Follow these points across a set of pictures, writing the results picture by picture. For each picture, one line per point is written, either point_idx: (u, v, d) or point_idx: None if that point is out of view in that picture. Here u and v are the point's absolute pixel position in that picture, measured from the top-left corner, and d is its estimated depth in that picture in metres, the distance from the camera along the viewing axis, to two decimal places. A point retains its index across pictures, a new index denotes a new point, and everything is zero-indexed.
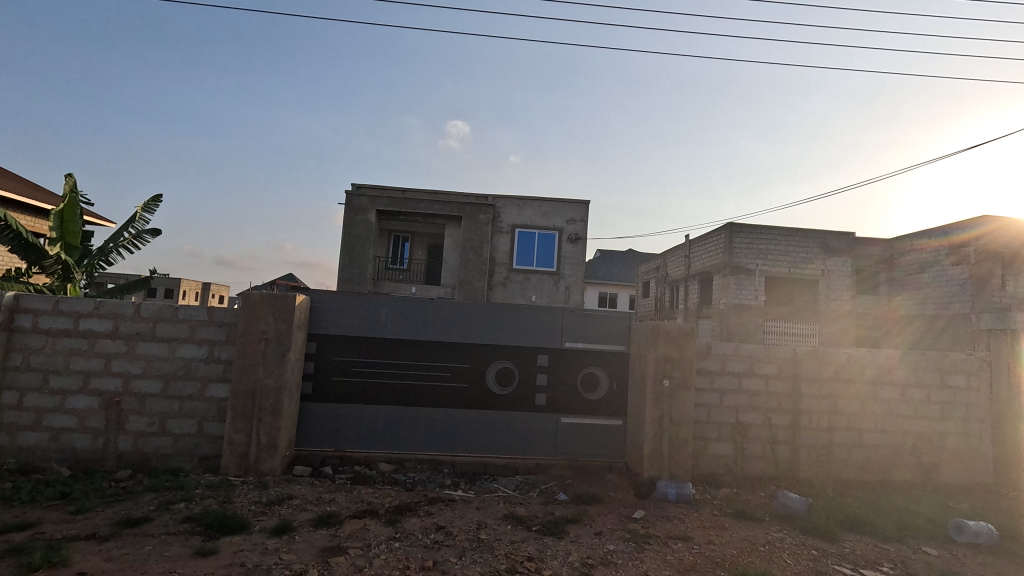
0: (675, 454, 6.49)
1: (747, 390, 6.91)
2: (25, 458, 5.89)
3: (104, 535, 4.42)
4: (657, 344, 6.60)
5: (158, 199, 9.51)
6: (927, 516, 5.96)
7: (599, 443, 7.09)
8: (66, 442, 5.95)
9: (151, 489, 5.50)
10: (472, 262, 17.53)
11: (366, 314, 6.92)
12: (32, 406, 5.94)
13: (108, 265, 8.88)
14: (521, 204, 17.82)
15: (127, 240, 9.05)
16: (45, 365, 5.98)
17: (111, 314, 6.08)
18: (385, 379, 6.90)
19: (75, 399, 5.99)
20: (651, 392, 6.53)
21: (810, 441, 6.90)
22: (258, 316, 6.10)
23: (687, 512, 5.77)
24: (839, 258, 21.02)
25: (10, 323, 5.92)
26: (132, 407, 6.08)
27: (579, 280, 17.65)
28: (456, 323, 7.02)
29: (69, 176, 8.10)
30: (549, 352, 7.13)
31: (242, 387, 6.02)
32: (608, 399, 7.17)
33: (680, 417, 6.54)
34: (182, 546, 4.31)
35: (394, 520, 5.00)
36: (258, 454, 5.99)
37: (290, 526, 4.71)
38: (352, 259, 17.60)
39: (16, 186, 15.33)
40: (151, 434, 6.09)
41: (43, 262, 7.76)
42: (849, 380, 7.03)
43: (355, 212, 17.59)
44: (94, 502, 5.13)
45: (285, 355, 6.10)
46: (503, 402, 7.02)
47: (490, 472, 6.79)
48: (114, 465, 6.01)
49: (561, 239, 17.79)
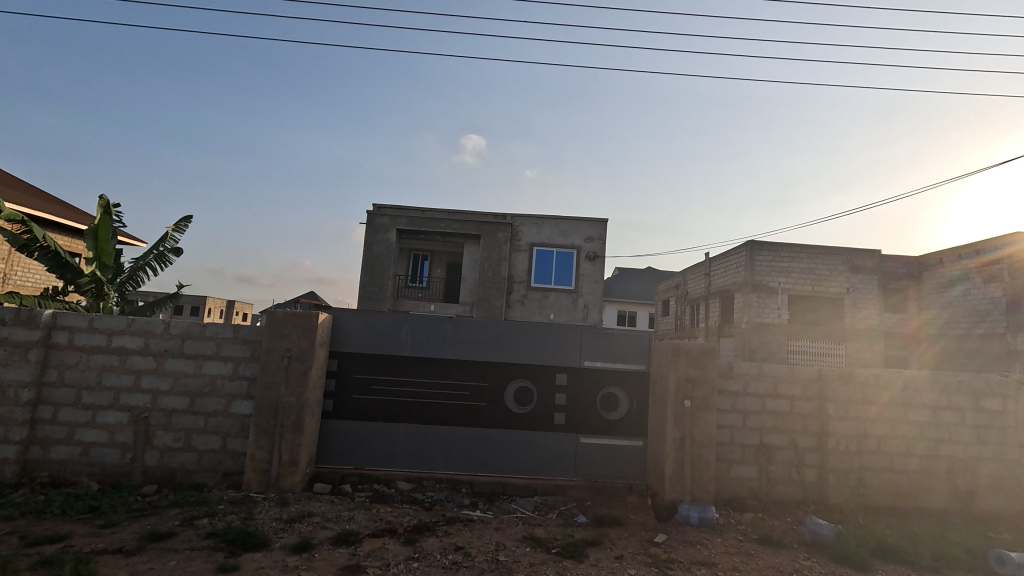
0: (697, 477, 6.36)
1: (770, 411, 6.76)
2: (57, 472, 6.07)
3: (131, 549, 4.51)
4: (678, 363, 6.51)
5: (187, 218, 9.84)
6: (966, 546, 5.69)
7: (619, 464, 6.98)
8: (96, 457, 6.11)
9: (176, 504, 5.60)
10: (490, 279, 17.66)
11: (386, 333, 7.01)
12: (65, 420, 6.13)
13: (138, 285, 9.22)
14: (540, 222, 17.92)
15: (153, 259, 9.38)
16: (78, 381, 6.17)
17: (142, 332, 6.28)
18: (403, 397, 6.95)
19: (105, 414, 6.17)
20: (672, 411, 6.43)
21: (838, 464, 6.70)
22: (281, 334, 6.23)
23: (710, 537, 5.62)
24: (864, 276, 20.57)
25: (47, 339, 6.14)
26: (159, 423, 6.23)
27: (598, 298, 17.56)
28: (474, 341, 7.06)
29: (105, 197, 8.36)
30: (568, 371, 7.11)
31: (265, 404, 6.13)
32: (627, 419, 7.09)
33: (701, 438, 6.42)
34: (205, 561, 4.37)
35: (412, 540, 4.99)
36: (279, 471, 6.07)
37: (310, 543, 4.74)
38: (372, 277, 17.83)
39: (56, 207, 16.10)
40: (177, 449, 6.22)
41: (77, 280, 8.17)
42: (877, 402, 6.83)
43: (376, 230, 17.93)
44: (121, 516, 5.24)
45: (307, 373, 6.19)
46: (522, 421, 6.99)
47: (509, 492, 6.70)
48: (141, 479, 6.14)
49: (579, 257, 17.79)
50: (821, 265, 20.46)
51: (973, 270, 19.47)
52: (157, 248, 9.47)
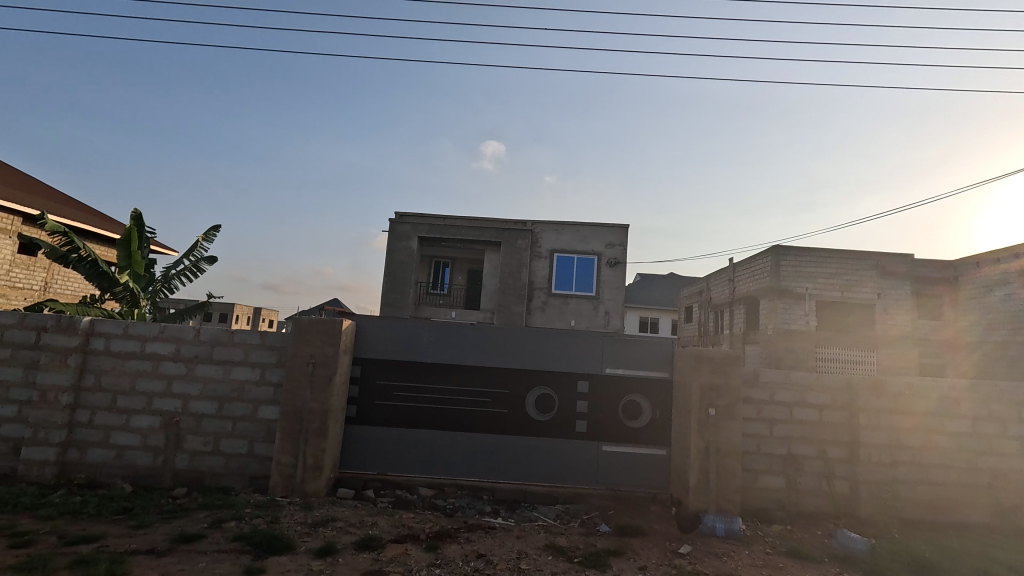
0: (722, 487, 6.23)
1: (798, 420, 6.59)
2: (93, 474, 6.28)
3: (162, 550, 4.63)
4: (701, 371, 6.41)
5: (216, 228, 10.14)
6: (1008, 564, 5.44)
7: (641, 473, 6.89)
8: (129, 460, 6.30)
9: (205, 507, 5.73)
10: (510, 286, 17.70)
11: (408, 339, 7.08)
12: (101, 424, 6.34)
13: (170, 293, 9.50)
14: (560, 229, 17.91)
15: (186, 267, 9.67)
16: (114, 385, 6.39)
17: (174, 338, 6.47)
18: (424, 404, 6.99)
19: (139, 418, 6.36)
20: (696, 420, 6.33)
21: (870, 476, 6.49)
22: (306, 340, 6.35)
23: (737, 549, 5.49)
24: (897, 282, 19.95)
25: (85, 345, 6.37)
26: (189, 427, 6.40)
27: (619, 305, 17.43)
28: (495, 348, 7.08)
29: (136, 210, 8.69)
30: (590, 378, 7.06)
31: (290, 409, 6.25)
32: (649, 428, 6.99)
33: (726, 448, 6.29)
34: (232, 563, 4.46)
35: (434, 546, 5.01)
36: (303, 476, 6.16)
37: (334, 548, 4.79)
38: (394, 285, 18.04)
39: (93, 218, 16.76)
40: (206, 453, 6.37)
41: (114, 290, 8.42)
42: (911, 411, 6.60)
43: (397, 238, 18.17)
44: (153, 517, 5.39)
45: (331, 379, 6.29)
46: (544, 429, 6.97)
47: (530, 500, 6.68)
48: (171, 482, 6.30)
49: (600, 264, 17.71)
50: (851, 270, 19.92)
51: (1013, 275, 18.73)
52: (189, 257, 9.77)
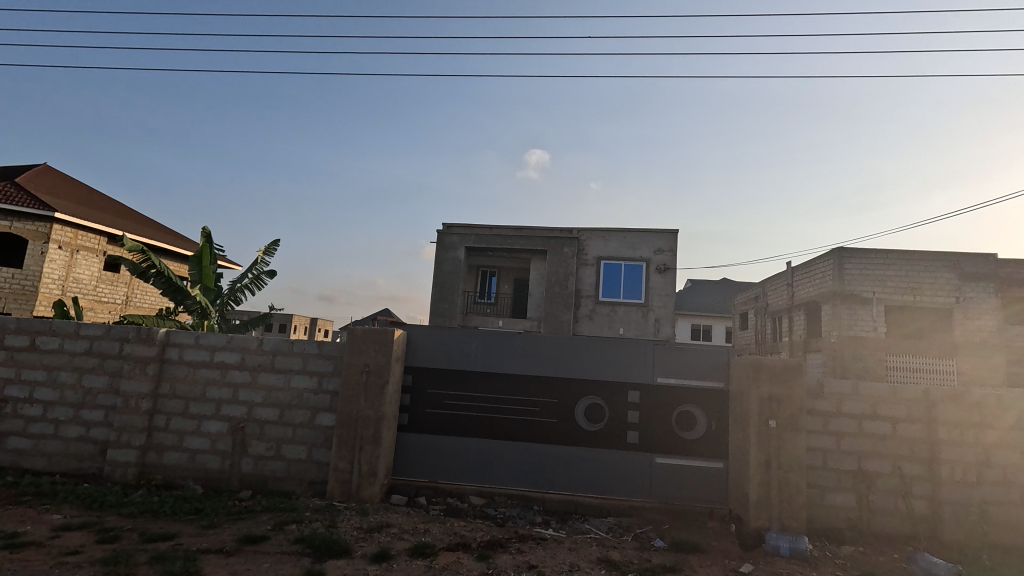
0: (786, 504, 5.91)
1: (869, 434, 6.17)
2: (168, 475, 6.71)
3: (231, 549, 4.88)
4: (759, 380, 6.12)
5: (276, 242, 10.70)
6: None
7: (697, 487, 6.64)
8: (201, 463, 6.70)
9: (268, 509, 6.00)
10: (557, 294, 17.62)
11: (458, 348, 7.18)
12: (175, 428, 6.78)
13: (235, 305, 10.09)
14: (606, 235, 17.70)
15: (249, 281, 10.25)
16: (186, 393, 6.83)
17: (239, 348, 6.85)
18: (474, 412, 7.05)
19: (209, 423, 6.76)
20: (755, 432, 6.04)
21: (954, 496, 5.98)
22: (361, 350, 6.56)
23: (803, 570, 5.18)
24: (978, 284, 18.37)
25: (162, 354, 6.86)
26: (253, 433, 6.73)
27: (670, 312, 16.98)
28: (544, 357, 7.06)
29: (206, 228, 9.33)
30: (641, 388, 6.91)
31: (346, 417, 6.46)
32: (705, 440, 6.73)
33: (789, 462, 5.97)
34: (294, 565, 4.64)
35: (486, 555, 5.02)
36: (359, 482, 6.34)
37: (388, 553, 4.89)
38: (442, 294, 18.37)
39: (167, 236, 18.08)
40: (268, 458, 6.68)
41: (186, 303, 9.02)
42: (1000, 426, 6.03)
43: (445, 249, 18.53)
44: (222, 518, 5.70)
45: (384, 387, 6.47)
46: (594, 439, 6.86)
47: (581, 511, 6.58)
48: (238, 485, 6.64)
49: (648, 270, 17.32)
50: (924, 272, 18.52)
51: None
52: (252, 271, 10.35)
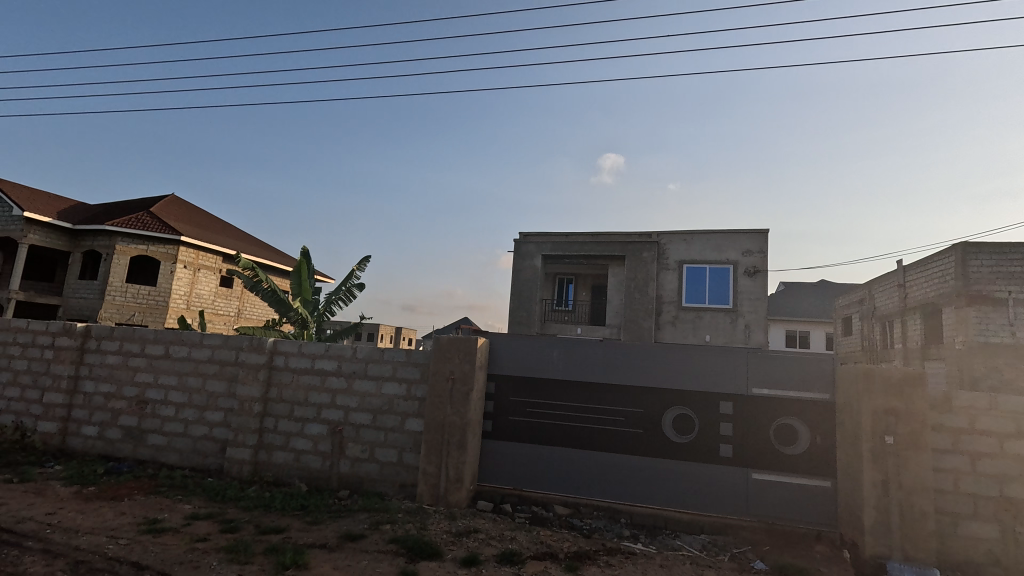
0: (909, 530, 5.29)
1: (1013, 455, 5.37)
2: (277, 473, 7.31)
3: (333, 545, 5.22)
4: (872, 392, 5.56)
5: (366, 258, 11.39)
6: None
7: (801, 507, 6.13)
8: (304, 462, 7.23)
9: (365, 509, 6.34)
10: (638, 300, 17.16)
11: (540, 357, 7.20)
12: (283, 430, 7.38)
13: (330, 316, 10.84)
14: (689, 238, 17.00)
15: (342, 293, 10.98)
16: (292, 397, 7.42)
17: (337, 356, 7.35)
18: (557, 421, 7.02)
19: (311, 426, 7.30)
20: (869, 449, 5.48)
21: None
22: (446, 358, 6.78)
23: None
24: None
25: (271, 362, 7.52)
26: (350, 435, 7.16)
27: (761, 318, 16.00)
28: (627, 366, 6.89)
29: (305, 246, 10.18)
30: (734, 399, 6.52)
31: (433, 422, 6.69)
32: (809, 456, 6.20)
33: (912, 483, 5.35)
34: (390, 564, 4.86)
35: (574, 567, 4.96)
36: (447, 486, 6.53)
37: (477, 559, 4.98)
38: (520, 303, 18.55)
39: (272, 254, 19.87)
40: (363, 460, 7.07)
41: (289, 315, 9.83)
42: None
43: (522, 258, 18.73)
44: (324, 515, 6.11)
45: (469, 394, 6.63)
46: (684, 452, 6.56)
47: (672, 527, 6.30)
48: (337, 484, 7.09)
49: (736, 274, 16.38)
50: None
51: None
52: (344, 284, 11.08)
